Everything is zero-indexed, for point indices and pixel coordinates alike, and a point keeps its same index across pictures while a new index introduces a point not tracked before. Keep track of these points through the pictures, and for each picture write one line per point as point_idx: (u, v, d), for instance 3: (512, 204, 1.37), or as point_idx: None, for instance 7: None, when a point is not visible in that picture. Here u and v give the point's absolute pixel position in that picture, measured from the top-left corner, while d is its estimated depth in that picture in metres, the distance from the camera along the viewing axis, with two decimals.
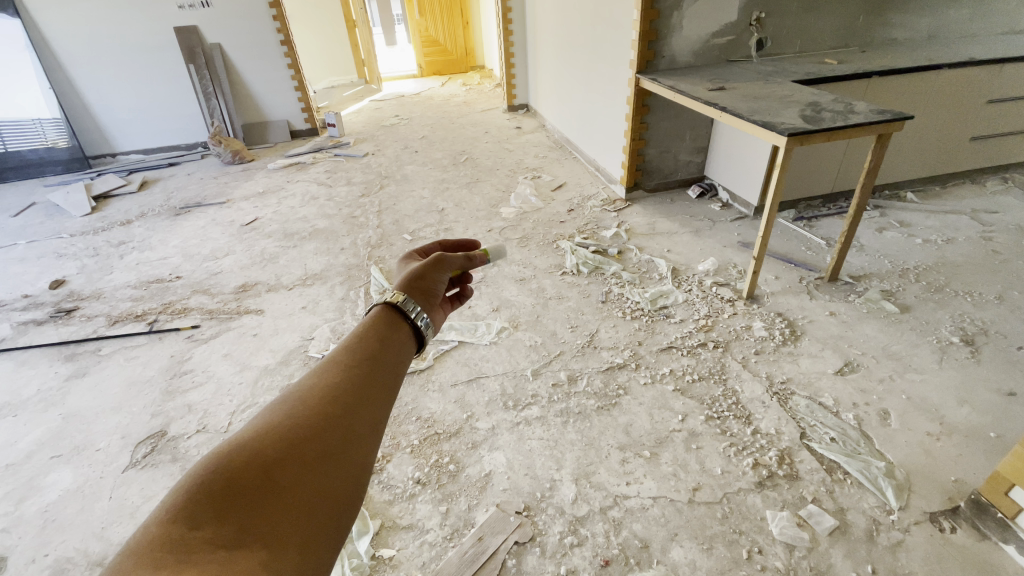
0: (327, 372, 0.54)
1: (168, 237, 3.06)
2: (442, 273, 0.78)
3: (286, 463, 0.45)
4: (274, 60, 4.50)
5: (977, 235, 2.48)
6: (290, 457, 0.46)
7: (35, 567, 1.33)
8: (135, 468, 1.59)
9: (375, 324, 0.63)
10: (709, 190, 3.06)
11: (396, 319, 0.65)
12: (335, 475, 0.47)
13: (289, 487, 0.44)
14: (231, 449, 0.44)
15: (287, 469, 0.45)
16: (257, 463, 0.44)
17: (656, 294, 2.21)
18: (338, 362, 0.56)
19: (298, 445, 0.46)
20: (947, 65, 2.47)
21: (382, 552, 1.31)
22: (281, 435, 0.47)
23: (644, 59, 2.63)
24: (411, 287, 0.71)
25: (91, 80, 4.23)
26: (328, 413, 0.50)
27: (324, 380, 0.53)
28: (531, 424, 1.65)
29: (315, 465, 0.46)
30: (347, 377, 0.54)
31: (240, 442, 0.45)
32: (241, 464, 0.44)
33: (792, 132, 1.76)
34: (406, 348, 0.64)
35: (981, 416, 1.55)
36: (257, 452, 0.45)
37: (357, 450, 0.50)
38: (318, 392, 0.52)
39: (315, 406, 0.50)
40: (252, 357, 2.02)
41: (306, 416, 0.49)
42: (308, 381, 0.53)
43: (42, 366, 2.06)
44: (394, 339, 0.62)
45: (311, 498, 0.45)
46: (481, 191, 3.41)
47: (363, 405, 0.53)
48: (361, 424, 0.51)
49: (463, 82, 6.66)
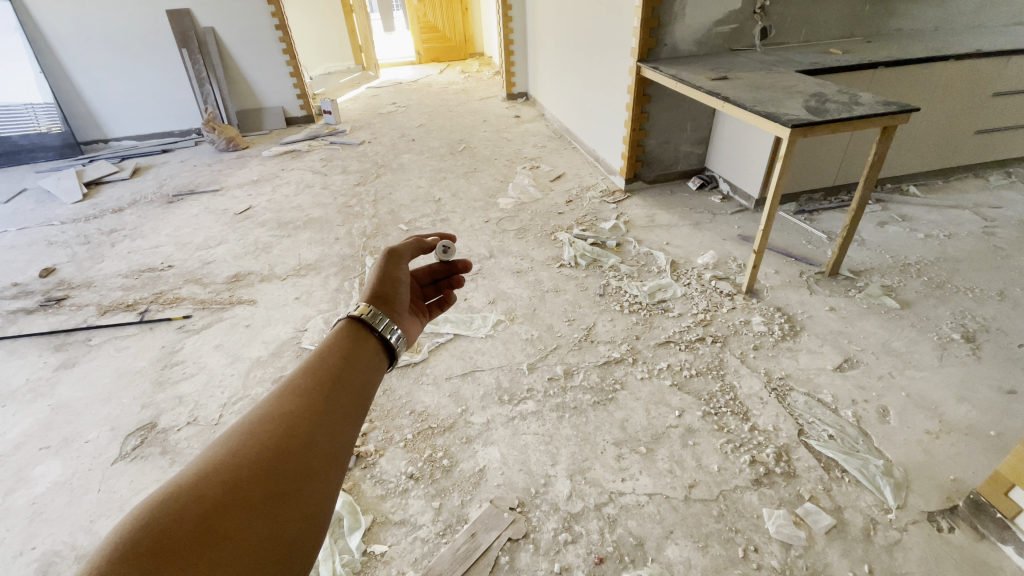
0: (282, 401, 0.53)
1: (161, 226, 3.02)
2: (399, 272, 0.82)
3: (228, 507, 0.43)
4: (268, 46, 4.41)
5: (979, 230, 2.45)
6: (236, 498, 0.44)
7: (21, 561, 1.31)
8: (124, 460, 1.57)
9: (340, 339, 0.64)
10: (710, 181, 3.03)
11: (362, 332, 0.66)
12: (286, 517, 0.46)
13: (230, 535, 0.42)
14: (167, 498, 0.42)
15: (228, 516, 0.43)
16: (197, 510, 0.42)
17: (655, 288, 2.18)
18: (294, 389, 0.55)
19: (244, 487, 0.45)
20: (953, 56, 2.43)
21: (373, 548, 1.29)
22: (225, 476, 0.45)
23: (646, 47, 2.57)
24: (376, 301, 0.74)
25: (82, 64, 4.14)
26: (279, 448, 0.49)
27: (278, 409, 0.52)
28: (526, 419, 1.63)
29: (262, 508, 0.45)
30: (305, 405, 0.54)
31: (177, 486, 0.43)
32: (179, 511, 0.41)
33: (795, 123, 1.73)
34: (374, 366, 0.65)
35: (981, 414, 1.54)
36: (196, 497, 0.42)
37: (314, 485, 0.49)
38: (270, 423, 0.51)
39: (266, 440, 0.49)
40: (246, 348, 1.99)
41: (254, 452, 0.48)
42: (260, 411, 0.52)
43: (31, 356, 2.03)
44: (359, 356, 0.64)
45: (256, 545, 0.43)
46: (479, 180, 3.37)
47: (319, 436, 0.52)
48: (316, 458, 0.51)
49: (461, 69, 6.58)
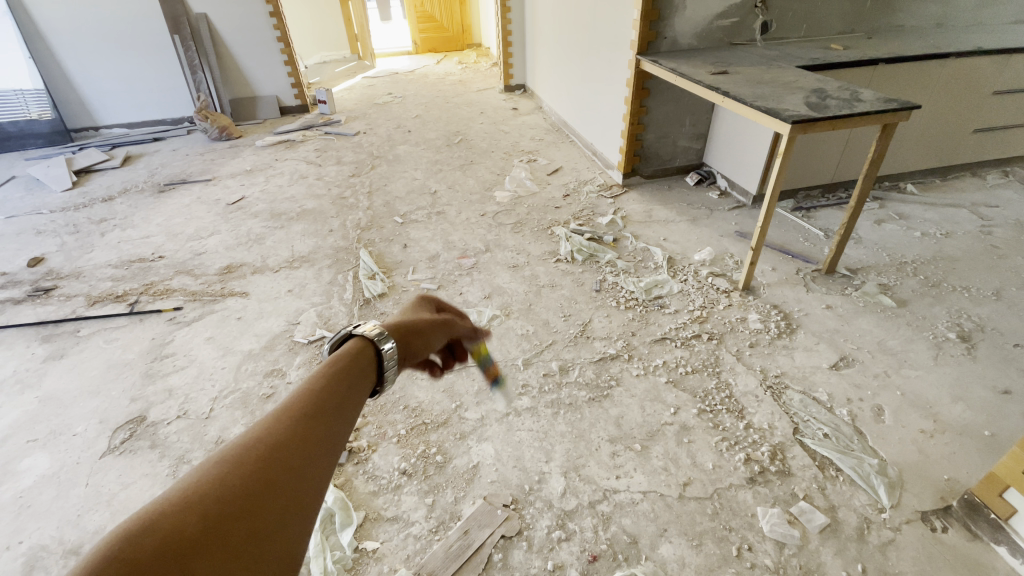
0: (277, 425, 0.50)
1: (152, 215, 2.97)
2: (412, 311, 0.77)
3: (209, 544, 0.40)
4: (262, 33, 4.34)
5: (976, 229, 2.45)
6: (214, 536, 0.40)
7: (6, 555, 1.29)
8: (113, 454, 1.55)
9: (348, 355, 0.61)
10: (707, 177, 3.01)
11: (370, 355, 0.62)
12: (264, 558, 0.43)
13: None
14: (139, 528, 0.38)
15: (208, 554, 0.39)
16: (176, 546, 0.38)
17: (652, 283, 2.17)
18: (291, 410, 0.52)
19: (228, 521, 0.42)
20: (954, 54, 2.41)
21: (365, 545, 1.28)
22: (209, 506, 0.41)
23: (646, 40, 2.54)
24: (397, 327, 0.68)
25: (72, 50, 4.04)
26: (267, 478, 0.46)
27: (272, 432, 0.49)
28: (521, 415, 1.62)
29: (243, 547, 0.42)
30: (299, 429, 0.51)
31: (152, 514, 0.39)
32: (153, 545, 0.37)
33: (796, 119, 1.71)
34: (370, 389, 0.62)
35: (975, 414, 1.54)
36: (177, 528, 0.39)
37: (296, 524, 0.46)
38: (258, 452, 0.47)
39: (255, 470, 0.46)
40: (237, 341, 1.97)
41: (240, 480, 0.45)
42: (252, 432, 0.49)
43: (19, 347, 2.00)
44: (360, 375, 0.60)
45: None
46: (476, 173, 3.34)
47: (311, 466, 0.49)
48: (303, 491, 0.48)
49: (458, 60, 6.50)
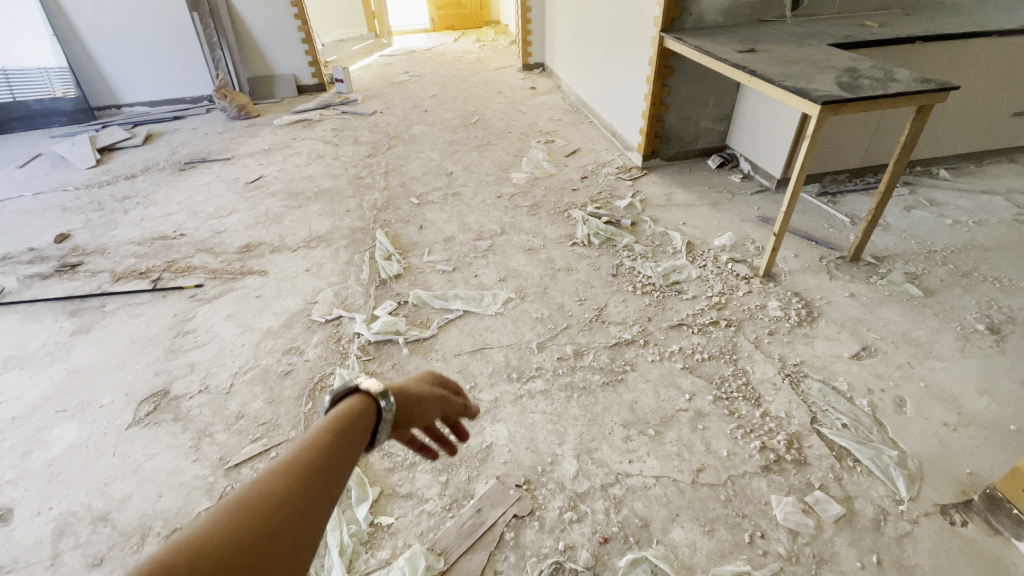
0: (275, 483, 0.47)
1: (173, 193, 3.01)
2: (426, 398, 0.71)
3: None
4: (279, 10, 4.32)
5: (1011, 217, 2.36)
6: None
7: (39, 520, 1.35)
8: (138, 426, 1.60)
9: (349, 412, 0.58)
10: (730, 160, 2.93)
11: (368, 414, 0.60)
12: None
13: None
14: None
15: None
16: None
17: (670, 269, 2.13)
18: (291, 465, 0.49)
19: None
20: (998, 32, 2.29)
21: (380, 520, 1.31)
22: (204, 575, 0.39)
23: (670, 17, 2.46)
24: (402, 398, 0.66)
25: (94, 28, 4.06)
26: (265, 539, 0.44)
27: (269, 489, 0.47)
28: (534, 397, 1.62)
29: None
30: (297, 487, 0.48)
31: None
32: None
33: (826, 100, 1.65)
34: (363, 446, 0.59)
35: (1002, 408, 1.50)
36: None
37: None
38: (256, 512, 0.45)
39: (251, 532, 0.43)
40: (256, 318, 2.00)
41: (238, 540, 0.42)
42: (249, 490, 0.46)
43: (47, 321, 2.06)
44: (354, 433, 0.57)
45: None
46: (492, 154, 3.30)
47: (309, 526, 0.47)
48: (299, 551, 0.46)
49: (476, 38, 6.40)
